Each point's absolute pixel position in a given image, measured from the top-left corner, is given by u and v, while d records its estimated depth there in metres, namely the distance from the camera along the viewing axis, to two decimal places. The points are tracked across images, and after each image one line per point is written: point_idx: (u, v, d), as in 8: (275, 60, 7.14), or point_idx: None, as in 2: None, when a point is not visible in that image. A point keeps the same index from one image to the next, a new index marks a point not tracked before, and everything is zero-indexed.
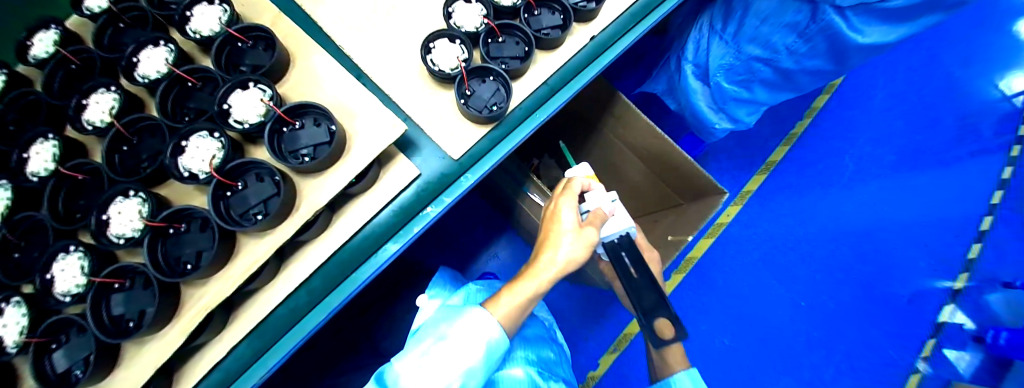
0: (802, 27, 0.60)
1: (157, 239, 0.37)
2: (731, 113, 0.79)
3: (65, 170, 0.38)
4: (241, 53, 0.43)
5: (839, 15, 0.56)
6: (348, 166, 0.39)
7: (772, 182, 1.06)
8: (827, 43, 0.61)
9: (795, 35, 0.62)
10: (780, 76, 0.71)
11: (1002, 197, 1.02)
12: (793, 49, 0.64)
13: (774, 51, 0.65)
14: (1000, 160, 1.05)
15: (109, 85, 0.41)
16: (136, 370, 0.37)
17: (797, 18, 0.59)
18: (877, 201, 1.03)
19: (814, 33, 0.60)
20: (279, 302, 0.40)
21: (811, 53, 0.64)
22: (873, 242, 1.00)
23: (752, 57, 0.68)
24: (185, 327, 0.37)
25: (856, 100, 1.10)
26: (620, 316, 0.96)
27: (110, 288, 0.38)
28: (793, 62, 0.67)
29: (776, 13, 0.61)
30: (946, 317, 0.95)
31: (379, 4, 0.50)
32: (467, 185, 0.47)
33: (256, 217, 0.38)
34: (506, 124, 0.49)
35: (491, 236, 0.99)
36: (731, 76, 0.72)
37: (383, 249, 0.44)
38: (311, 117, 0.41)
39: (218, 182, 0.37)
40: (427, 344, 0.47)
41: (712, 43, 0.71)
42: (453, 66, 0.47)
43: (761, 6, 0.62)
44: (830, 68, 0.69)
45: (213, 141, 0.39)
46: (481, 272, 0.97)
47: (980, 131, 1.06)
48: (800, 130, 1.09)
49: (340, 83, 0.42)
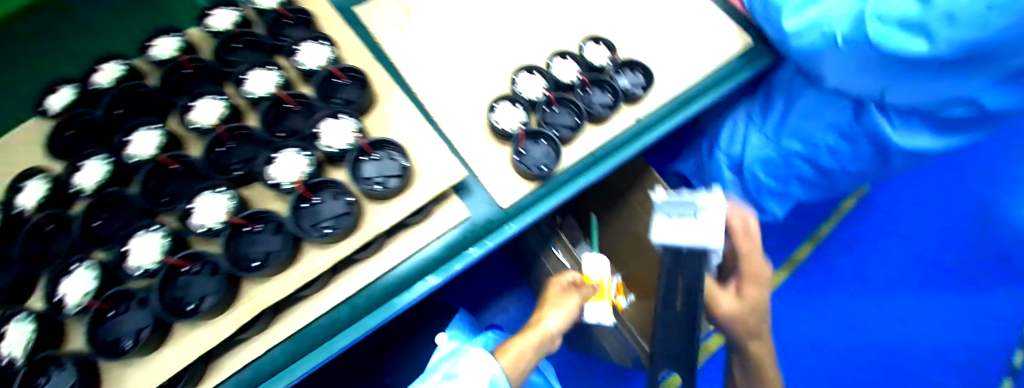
0: (846, 127, 0.65)
1: (234, 234, 0.41)
2: (759, 201, 0.85)
3: (163, 159, 0.43)
4: (336, 89, 0.49)
5: (883, 115, 0.60)
6: (410, 199, 0.45)
7: (790, 286, 1.09)
8: (871, 144, 0.64)
9: (837, 134, 0.67)
10: (819, 175, 0.76)
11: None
12: (836, 150, 0.69)
13: (815, 149, 0.71)
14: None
15: (219, 93, 0.47)
16: (180, 348, 0.39)
17: (841, 117, 0.65)
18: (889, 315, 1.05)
19: (859, 132, 0.64)
20: (323, 311, 0.43)
21: (853, 154, 0.68)
22: (891, 364, 1.02)
23: (792, 153, 0.73)
24: (238, 319, 0.40)
25: (883, 213, 1.11)
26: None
27: (178, 270, 0.40)
28: (834, 161, 0.71)
29: (818, 110, 0.67)
30: None
31: (468, 44, 0.59)
32: (509, 233, 0.51)
33: (323, 230, 0.41)
34: (550, 183, 0.53)
35: (505, 287, 1.01)
36: (770, 168, 0.78)
37: (422, 281, 0.48)
38: (386, 152, 0.46)
39: (299, 193, 0.42)
40: (435, 379, 0.53)
41: (752, 134, 0.77)
42: (513, 127, 0.53)
43: (803, 106, 0.69)
44: (872, 168, 0.71)
45: (304, 158, 0.43)
46: (488, 323, 0.98)
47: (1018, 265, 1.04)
48: (822, 234, 1.12)
49: (418, 126, 0.48)
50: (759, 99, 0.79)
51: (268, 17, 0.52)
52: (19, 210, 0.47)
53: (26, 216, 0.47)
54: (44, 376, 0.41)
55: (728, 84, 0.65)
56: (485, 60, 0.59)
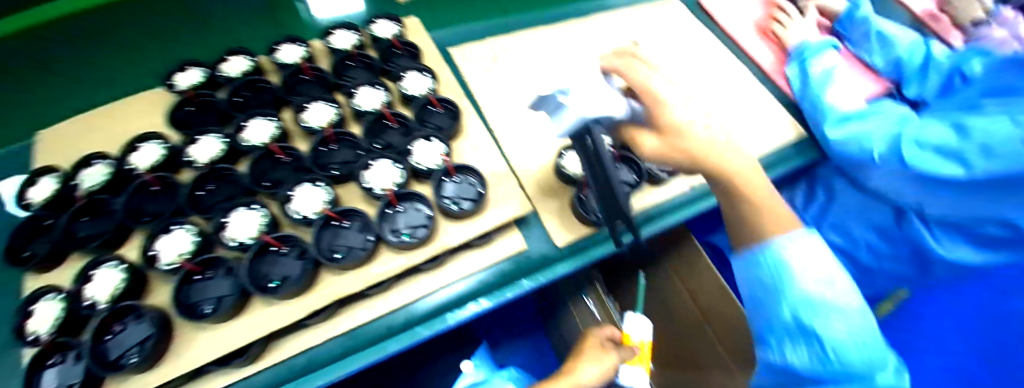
0: (888, 228, 0.68)
1: (324, 227, 0.45)
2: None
3: (275, 148, 0.49)
4: (429, 115, 0.55)
5: (925, 226, 0.63)
6: (479, 223, 0.49)
7: None
8: (913, 251, 0.65)
9: (877, 233, 0.70)
10: (859, 274, 0.75)
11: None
12: (875, 248, 0.71)
13: (855, 244, 0.73)
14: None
15: (332, 101, 0.54)
16: (258, 320, 0.42)
17: (882, 218, 0.69)
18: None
19: (901, 236, 0.66)
20: (382, 312, 0.46)
21: (893, 257, 0.69)
22: None
23: (832, 245, 0.76)
24: (312, 304, 0.43)
25: None
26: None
27: (268, 249, 0.44)
28: (874, 260, 0.72)
29: (860, 209, 0.71)
30: None
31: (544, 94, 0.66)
32: (560, 272, 0.53)
33: (401, 236, 0.45)
34: (609, 230, 0.56)
35: (523, 329, 1.01)
36: None
37: (473, 301, 0.49)
38: (465, 176, 0.51)
39: (387, 200, 0.46)
40: None
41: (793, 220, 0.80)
42: (578, 172, 0.55)
43: (846, 203, 0.73)
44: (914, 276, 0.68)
45: (396, 169, 0.49)
46: (500, 362, 0.97)
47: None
48: None
49: (495, 161, 0.54)
50: (802, 186, 0.82)
51: (381, 44, 0.61)
52: (132, 168, 0.53)
53: (137, 173, 0.53)
54: (119, 325, 0.43)
55: (785, 166, 0.68)
56: None
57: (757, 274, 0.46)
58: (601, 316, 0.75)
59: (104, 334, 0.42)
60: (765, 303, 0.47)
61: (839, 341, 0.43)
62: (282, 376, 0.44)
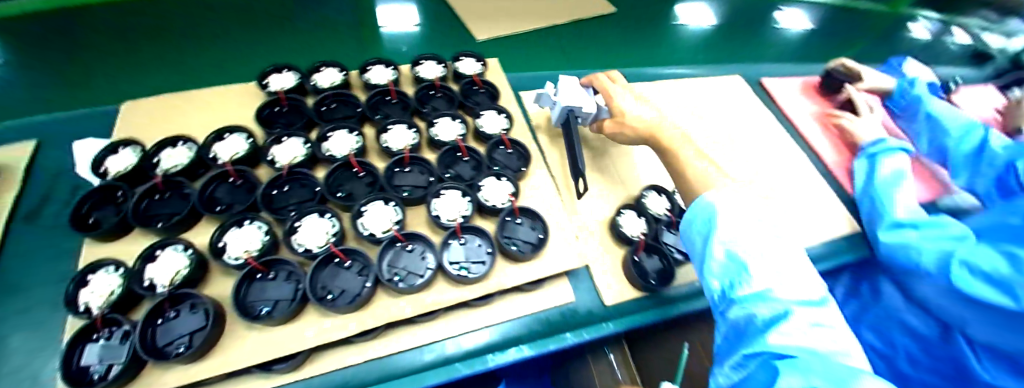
0: (932, 342, 0.65)
1: (388, 247, 0.46)
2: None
3: (355, 162, 0.51)
4: (499, 154, 0.58)
5: (972, 351, 0.60)
6: (536, 268, 0.49)
7: None
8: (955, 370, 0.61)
9: (921, 346, 0.66)
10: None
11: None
12: (915, 359, 0.66)
13: (893, 350, 0.69)
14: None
15: (412, 126, 0.57)
16: (308, 332, 0.42)
17: (927, 330, 0.66)
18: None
19: (946, 352, 0.63)
20: (427, 342, 0.46)
21: (932, 370, 0.64)
22: None
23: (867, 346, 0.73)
24: (363, 322, 0.42)
25: None
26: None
27: (331, 260, 0.45)
28: (913, 373, 0.67)
29: (904, 316, 0.69)
30: None
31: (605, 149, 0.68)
32: (607, 331, 0.51)
33: (461, 270, 0.46)
34: (659, 297, 0.55)
35: None
36: None
37: (515, 348, 0.48)
38: (526, 219, 0.52)
39: (452, 231, 0.47)
40: None
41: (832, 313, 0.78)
42: (636, 233, 0.57)
43: (894, 304, 0.70)
44: None
45: (465, 202, 0.50)
46: None
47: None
48: None
49: (556, 209, 0.55)
50: None
51: (463, 80, 0.65)
52: (214, 156, 0.56)
53: (218, 162, 0.55)
54: (172, 311, 0.43)
55: (835, 261, 0.66)
56: (617, 167, 0.66)
57: (690, 241, 0.45)
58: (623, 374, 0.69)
59: (157, 318, 0.42)
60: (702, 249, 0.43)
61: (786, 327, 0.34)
62: None
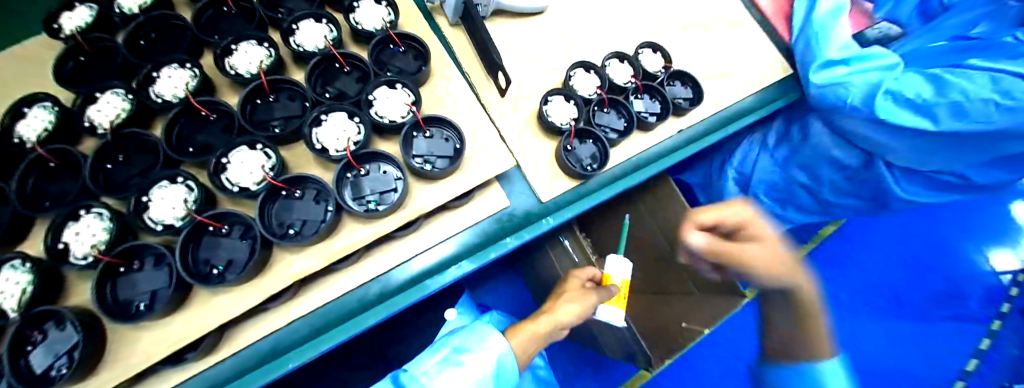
0: (852, 170, 0.71)
1: (269, 199, 0.38)
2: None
3: (196, 104, 0.40)
4: (391, 57, 0.47)
5: (889, 170, 0.68)
6: (456, 184, 0.43)
7: (751, 309, 1.07)
8: (870, 188, 0.73)
9: (838, 171, 0.73)
10: (818, 205, 0.81)
11: (977, 366, 1.04)
12: (836, 186, 0.75)
13: (818, 182, 0.76)
14: (979, 329, 1.08)
15: (263, 40, 0.44)
16: (201, 318, 0.37)
17: (848, 158, 0.70)
18: (861, 336, 1.06)
19: (866, 176, 0.71)
20: (351, 288, 0.41)
21: (851, 193, 0.75)
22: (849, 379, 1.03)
23: (796, 182, 0.78)
24: (269, 286, 0.37)
25: (843, 266, 1.12)
26: (610, 377, 0.95)
27: (204, 229, 0.38)
28: (831, 195, 0.77)
29: (810, 164, 0.75)
30: None
31: (521, 29, 0.58)
32: (547, 227, 0.50)
33: (368, 204, 0.40)
34: (595, 182, 0.54)
35: (500, 270, 1.00)
36: (770, 191, 0.83)
37: (455, 266, 0.45)
38: (439, 130, 0.44)
39: (347, 163, 0.39)
40: (443, 355, 0.49)
41: (760, 156, 0.80)
42: (564, 122, 0.52)
43: (818, 141, 0.71)
44: (866, 207, 0.78)
45: (352, 124, 0.41)
46: (479, 301, 0.97)
47: (966, 301, 1.10)
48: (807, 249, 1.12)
49: (472, 111, 0.47)
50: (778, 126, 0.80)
51: None
52: (18, 140, 0.43)
53: (27, 147, 0.43)
54: (39, 333, 0.37)
55: (757, 115, 0.65)
56: (537, 47, 0.57)
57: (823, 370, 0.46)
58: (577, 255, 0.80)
59: (24, 346, 0.36)
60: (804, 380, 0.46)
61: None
62: (243, 368, 0.40)
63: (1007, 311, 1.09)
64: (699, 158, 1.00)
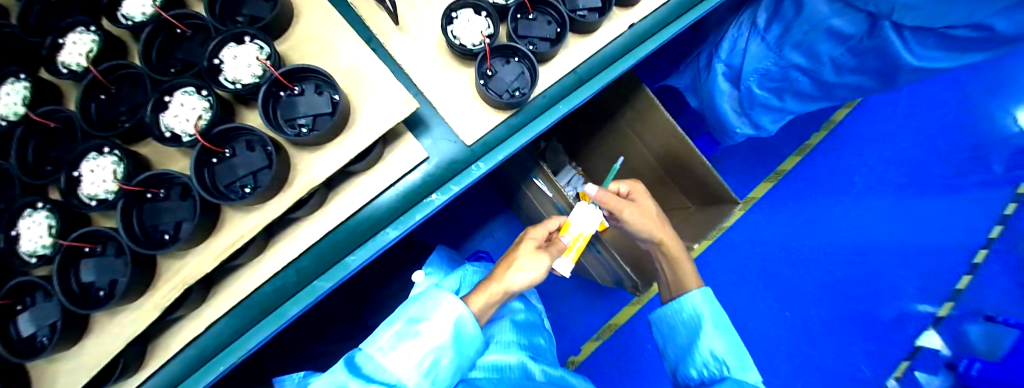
0: (854, 40, 0.58)
1: (133, 205, 0.34)
2: (754, 119, 0.78)
3: (37, 117, 0.35)
4: (241, 3, 0.38)
5: (897, 33, 0.54)
6: (348, 144, 0.36)
7: (757, 209, 1.05)
8: (878, 61, 0.60)
9: (840, 45, 0.60)
10: (817, 88, 0.70)
11: (1000, 232, 1.03)
12: (838, 62, 0.63)
13: (817, 62, 0.64)
14: (1003, 195, 1.04)
15: (88, 24, 0.37)
16: (107, 341, 0.35)
17: (852, 30, 0.57)
18: (879, 217, 1.04)
19: (867, 46, 0.58)
20: (268, 278, 0.38)
21: (857, 68, 0.63)
22: (860, 260, 1.03)
23: (791, 65, 0.67)
24: (162, 300, 0.34)
25: (852, 150, 1.06)
26: (611, 300, 0.99)
27: (79, 252, 0.35)
28: (833, 74, 0.65)
29: (805, 42, 0.63)
30: (947, 312, 1.00)
31: None
32: (477, 175, 0.44)
33: (243, 190, 0.34)
34: (529, 109, 0.45)
35: (485, 217, 0.98)
36: (763, 82, 0.71)
37: (381, 234, 0.42)
38: (311, 83, 0.36)
39: (203, 147, 0.33)
40: (399, 327, 0.44)
41: (751, 42, 0.69)
42: (477, 41, 0.42)
43: (813, 11, 0.59)
44: (871, 86, 0.67)
45: (200, 99, 0.34)
46: (475, 249, 0.97)
47: (992, 167, 1.05)
48: (813, 143, 1.07)
49: (351, 49, 0.38)
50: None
51: None
52: None
53: None
54: None
55: None
56: None
57: (699, 321, 0.55)
58: (552, 192, 0.73)
59: None
60: (688, 337, 0.55)
61: (711, 338, 0.53)
62: (174, 378, 0.39)
63: None
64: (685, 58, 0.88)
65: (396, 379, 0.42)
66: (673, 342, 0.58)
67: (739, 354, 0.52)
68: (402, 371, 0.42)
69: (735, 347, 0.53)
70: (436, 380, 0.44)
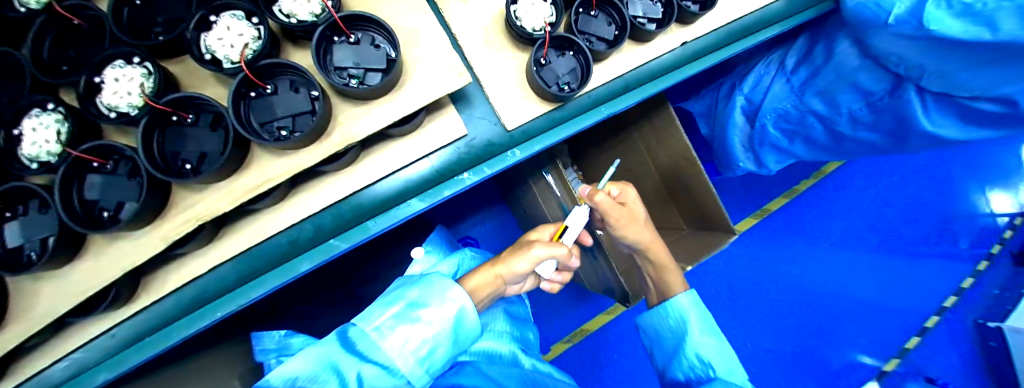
0: (875, 97, 0.59)
1: (157, 125, 0.32)
2: (759, 157, 0.80)
3: (61, 10, 0.32)
4: None
5: (919, 96, 0.55)
6: (396, 105, 0.34)
7: (742, 241, 1.05)
8: (893, 121, 0.61)
9: (863, 101, 0.61)
10: (830, 138, 0.71)
11: (955, 302, 1.09)
12: (855, 115, 0.64)
13: (836, 112, 0.65)
14: (965, 268, 1.11)
15: None
16: (103, 267, 0.32)
17: (875, 86, 0.58)
18: (852, 271, 1.08)
19: (887, 106, 0.59)
20: (280, 230, 0.36)
21: (871, 125, 0.64)
22: (831, 309, 1.06)
23: (810, 111, 0.68)
24: (171, 233, 0.32)
25: (835, 201, 1.09)
26: (588, 306, 1.00)
27: (87, 167, 0.32)
28: (849, 128, 0.67)
29: (829, 89, 0.63)
30: (892, 366, 1.05)
31: None
32: (511, 162, 0.43)
33: (279, 132, 0.32)
34: (573, 106, 0.45)
35: (480, 203, 0.97)
36: (780, 122, 0.72)
37: (404, 205, 0.41)
38: (368, 34, 0.35)
39: (245, 78, 0.31)
40: (395, 311, 0.43)
41: (776, 81, 0.70)
42: (537, 25, 0.41)
43: (844, 63, 0.59)
44: (885, 145, 0.68)
45: (250, 27, 0.32)
46: (463, 234, 0.96)
47: (957, 241, 1.12)
48: (801, 189, 1.09)
49: (414, 7, 0.36)
50: (801, 44, 0.68)
51: None
52: None
53: None
54: None
55: (784, 25, 0.54)
56: None
57: (686, 325, 0.58)
58: (561, 192, 0.70)
59: None
60: (677, 340, 0.58)
61: (698, 342, 0.55)
62: (162, 319, 0.37)
63: (995, 253, 1.12)
64: (707, 83, 0.89)
65: (392, 363, 0.40)
66: (662, 344, 0.61)
67: (725, 352, 0.55)
68: (399, 356, 0.40)
69: (721, 350, 0.55)
70: (431, 367, 0.43)
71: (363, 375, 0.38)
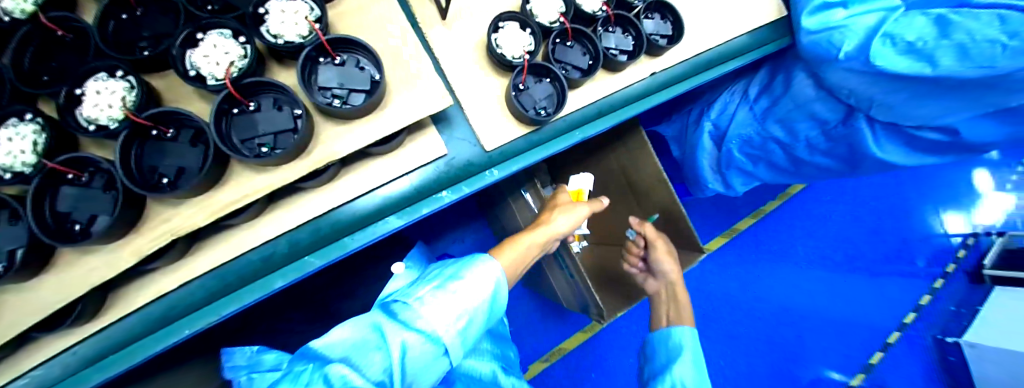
0: (830, 125, 0.65)
1: (135, 139, 0.32)
2: (726, 179, 0.84)
3: (48, 22, 0.33)
4: None
5: (869, 125, 0.61)
6: (377, 124, 0.36)
7: (713, 260, 1.09)
8: (847, 148, 0.66)
9: (819, 129, 0.67)
10: (790, 162, 0.76)
11: (913, 319, 1.16)
12: (812, 142, 0.69)
13: (794, 138, 0.70)
14: (921, 286, 1.19)
15: None
16: (71, 281, 0.32)
17: (831, 115, 0.64)
18: (816, 289, 1.13)
19: (841, 134, 0.64)
20: (249, 248, 0.36)
21: (827, 152, 0.69)
22: (798, 325, 1.10)
23: (771, 137, 0.72)
24: (145, 247, 0.32)
25: (798, 222, 1.15)
26: (565, 324, 1.01)
27: (61, 179, 0.32)
28: (807, 153, 0.72)
29: (788, 117, 0.69)
30: (856, 381, 1.10)
31: None
32: (490, 180, 0.45)
33: (260, 149, 0.34)
34: (548, 130, 0.47)
35: (459, 220, 0.98)
36: (745, 147, 0.77)
37: (382, 222, 0.41)
38: (354, 57, 0.36)
39: (228, 94, 0.32)
40: (433, 286, 0.42)
41: (740, 109, 0.75)
42: (517, 53, 0.44)
43: (801, 93, 0.65)
44: (840, 170, 0.73)
45: (236, 45, 0.33)
46: (442, 251, 0.96)
47: (913, 261, 1.19)
48: (767, 209, 1.15)
49: (398, 32, 0.38)
50: (762, 75, 0.74)
51: None
52: None
53: None
54: None
55: (745, 58, 0.59)
56: None
57: (679, 354, 0.60)
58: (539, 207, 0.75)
59: None
60: (665, 363, 0.60)
61: (682, 369, 0.57)
62: (128, 335, 0.36)
63: (949, 272, 1.20)
64: (677, 108, 0.94)
65: (434, 331, 0.38)
66: (653, 363, 0.63)
67: None
68: (441, 323, 0.39)
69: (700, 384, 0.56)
70: (465, 341, 0.42)
71: (408, 346, 0.36)
